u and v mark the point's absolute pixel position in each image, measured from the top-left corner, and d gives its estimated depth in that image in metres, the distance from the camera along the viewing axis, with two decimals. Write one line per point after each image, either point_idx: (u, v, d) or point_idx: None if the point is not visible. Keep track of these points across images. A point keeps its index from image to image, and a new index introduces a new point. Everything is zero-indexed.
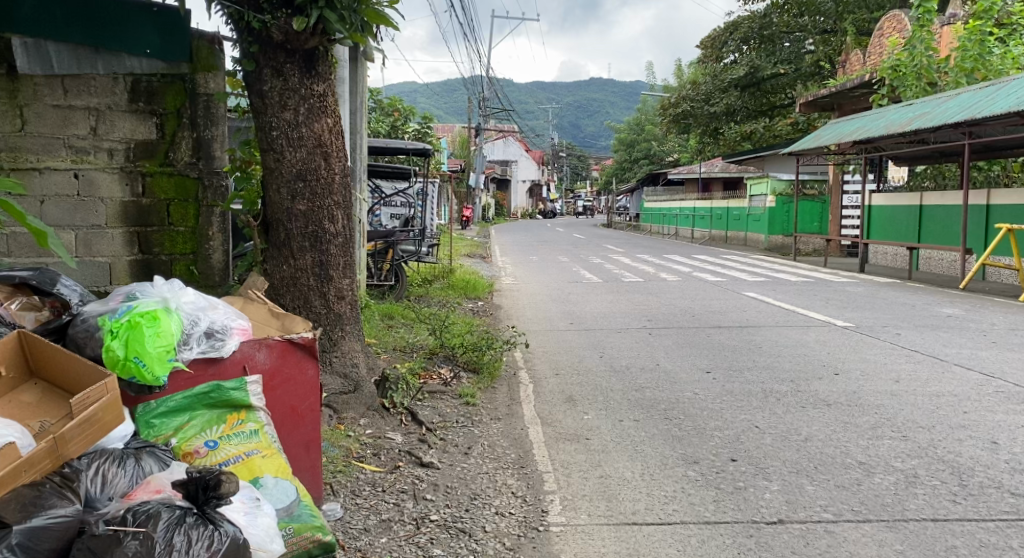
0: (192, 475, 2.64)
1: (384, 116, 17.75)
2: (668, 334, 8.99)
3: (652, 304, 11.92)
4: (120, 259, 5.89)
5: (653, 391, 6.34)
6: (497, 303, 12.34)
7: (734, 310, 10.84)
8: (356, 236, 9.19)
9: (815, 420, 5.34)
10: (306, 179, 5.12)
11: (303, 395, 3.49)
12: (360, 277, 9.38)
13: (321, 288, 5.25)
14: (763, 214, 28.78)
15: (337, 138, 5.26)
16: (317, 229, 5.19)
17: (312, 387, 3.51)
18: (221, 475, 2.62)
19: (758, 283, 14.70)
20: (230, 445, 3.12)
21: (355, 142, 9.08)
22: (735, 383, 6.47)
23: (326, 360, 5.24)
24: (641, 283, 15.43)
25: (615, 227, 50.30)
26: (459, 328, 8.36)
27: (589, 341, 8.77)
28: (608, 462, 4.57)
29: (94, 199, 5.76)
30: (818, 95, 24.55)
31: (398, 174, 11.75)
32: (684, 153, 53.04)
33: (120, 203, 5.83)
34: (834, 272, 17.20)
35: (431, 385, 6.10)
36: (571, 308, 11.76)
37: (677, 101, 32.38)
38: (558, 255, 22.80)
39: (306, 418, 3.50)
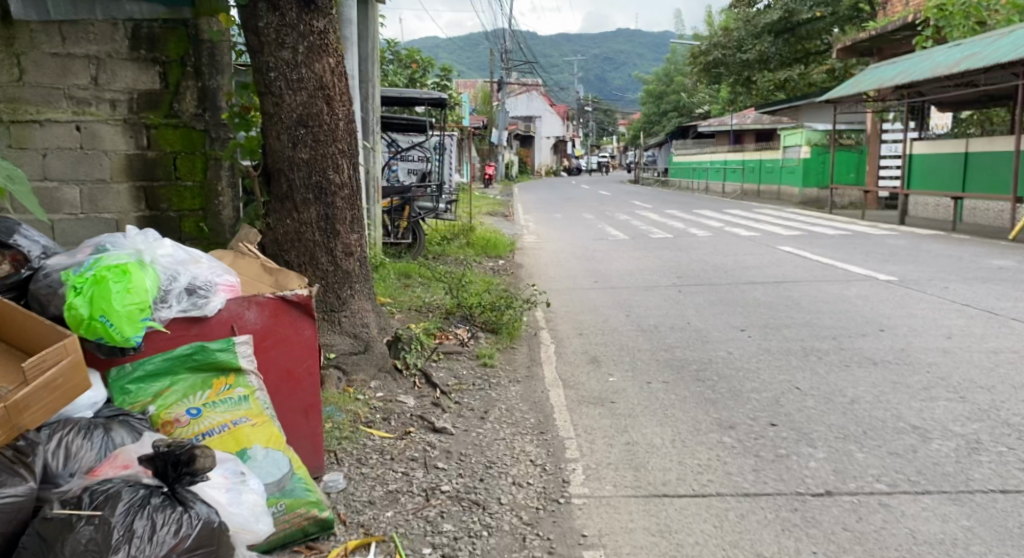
0: (161, 450, 2.42)
1: (402, 69, 17.31)
2: (698, 290, 8.62)
3: (682, 260, 11.52)
4: (127, 216, 5.59)
5: (684, 350, 5.98)
6: (520, 261, 12.01)
7: (769, 264, 10.39)
8: (369, 190, 8.93)
9: (860, 382, 4.95)
10: (308, 124, 4.86)
11: (301, 356, 3.12)
12: (376, 232, 9.12)
13: (327, 243, 5.02)
14: (797, 167, 27.99)
15: (339, 80, 4.99)
16: (320, 180, 4.94)
17: (310, 348, 3.13)
18: (194, 449, 2.40)
19: (792, 237, 14.19)
20: (215, 413, 2.77)
21: (368, 91, 8.82)
22: (771, 342, 6.10)
23: (335, 320, 5.00)
24: (671, 238, 14.98)
25: (643, 183, 49.51)
26: (477, 287, 8.09)
27: (616, 299, 8.41)
28: (636, 428, 4.22)
29: (98, 152, 5.45)
30: (857, 39, 23.84)
31: (414, 126, 11.40)
32: (714, 106, 51.97)
33: (125, 156, 5.51)
34: (873, 225, 16.57)
35: (447, 346, 5.87)
36: (597, 265, 11.38)
37: (707, 49, 31.55)
38: (583, 213, 22.32)
39: (304, 382, 3.14)
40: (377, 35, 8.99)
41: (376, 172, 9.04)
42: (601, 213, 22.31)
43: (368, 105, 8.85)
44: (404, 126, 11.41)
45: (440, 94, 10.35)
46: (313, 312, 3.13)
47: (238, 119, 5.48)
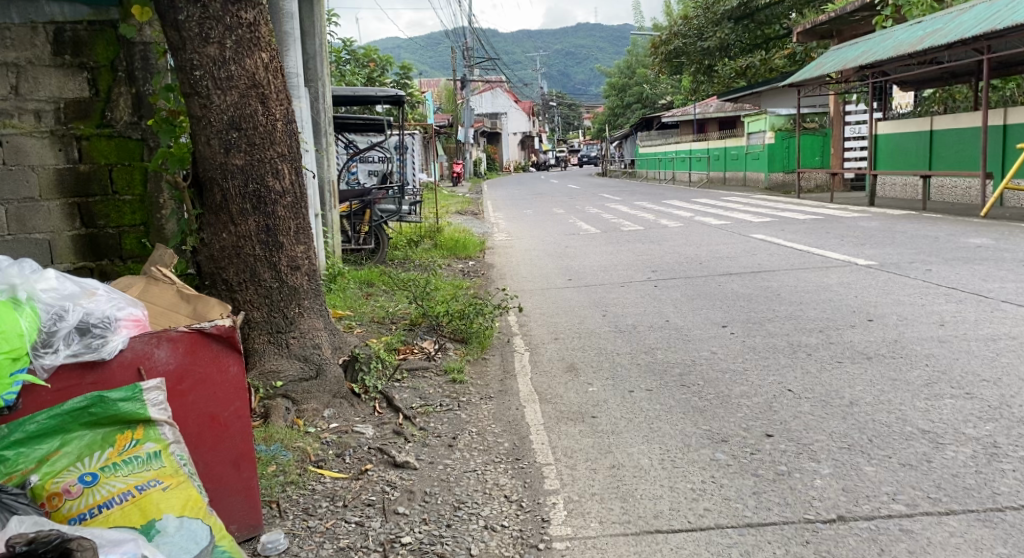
0: (23, 544, 2.15)
1: (359, 68, 16.77)
2: (674, 285, 8.25)
3: (655, 253, 11.16)
4: (61, 235, 5.32)
5: (664, 353, 5.58)
6: (489, 262, 11.59)
7: (745, 254, 10.06)
8: (325, 195, 8.52)
9: (858, 379, 4.58)
10: (241, 128, 4.41)
11: (226, 399, 2.84)
12: (334, 239, 8.64)
13: (270, 257, 4.56)
14: (762, 152, 27.84)
15: (276, 78, 4.54)
16: (258, 187, 4.49)
17: (235, 387, 2.87)
18: (68, 543, 2.17)
19: (765, 224, 13.90)
20: (115, 478, 2.54)
21: (319, 91, 8.45)
22: (756, 338, 5.72)
23: (282, 342, 4.58)
24: (642, 230, 14.63)
25: (609, 175, 49.26)
26: (443, 293, 7.62)
27: (590, 298, 8.01)
28: (620, 447, 3.81)
29: (23, 167, 5.18)
30: (817, 22, 23.77)
31: (371, 125, 10.92)
32: (677, 95, 51.88)
33: (54, 170, 5.25)
34: (844, 207, 16.37)
35: (412, 362, 5.43)
36: (568, 263, 10.97)
37: (668, 37, 31.40)
38: (552, 208, 21.93)
39: (231, 428, 2.87)
40: (325, 30, 8.57)
41: (331, 174, 8.65)
42: (571, 207, 21.94)
43: (320, 103, 8.46)
44: (360, 125, 10.92)
45: (396, 91, 9.91)
46: (238, 346, 2.87)
47: (167, 126, 4.99)
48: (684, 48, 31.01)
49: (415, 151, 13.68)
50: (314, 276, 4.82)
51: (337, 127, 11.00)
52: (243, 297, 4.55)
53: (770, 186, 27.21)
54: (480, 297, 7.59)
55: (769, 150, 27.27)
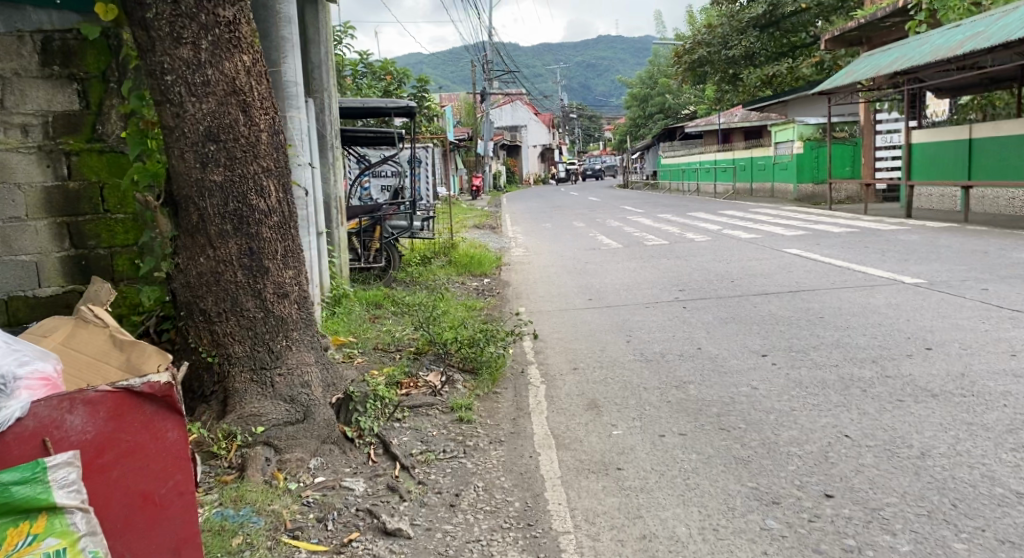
0: None
1: (375, 81, 16.31)
2: (704, 306, 7.66)
3: (682, 269, 10.58)
4: (48, 256, 4.83)
5: (698, 387, 5.00)
6: (506, 280, 11.07)
7: (779, 271, 9.46)
8: (331, 210, 8.08)
9: (925, 421, 3.98)
10: (219, 139, 3.92)
11: (159, 478, 2.68)
12: (342, 257, 8.16)
13: (253, 284, 4.06)
14: (790, 162, 27.12)
15: (260, 83, 4.04)
16: (240, 207, 4.01)
17: (172, 459, 2.70)
18: None
19: (797, 237, 13.25)
20: None
21: (326, 101, 7.97)
22: (801, 370, 5.12)
23: (266, 380, 4.06)
24: (666, 245, 14.04)
25: (632, 187, 48.66)
26: (454, 317, 7.08)
27: (613, 320, 7.44)
28: (651, 510, 3.26)
29: (8, 186, 4.70)
30: (845, 29, 23.12)
31: (382, 139, 10.42)
32: (701, 105, 51.25)
33: (42, 188, 4.78)
34: (880, 219, 15.67)
35: (415, 397, 4.89)
36: (590, 280, 10.41)
37: (692, 47, 30.85)
38: (573, 222, 21.36)
39: (166, 509, 2.71)
40: (330, 35, 8.13)
41: (337, 189, 8.19)
42: (592, 221, 21.39)
43: (325, 112, 7.97)
44: (371, 139, 10.42)
45: (408, 102, 9.41)
46: (176, 409, 2.70)
47: (139, 137, 4.55)
48: (708, 57, 30.38)
49: (429, 164, 13.18)
50: (305, 303, 4.31)
51: (346, 140, 10.50)
52: (223, 329, 4.06)
53: (798, 197, 26.47)
54: (493, 322, 7.05)
55: (796, 161, 26.54)
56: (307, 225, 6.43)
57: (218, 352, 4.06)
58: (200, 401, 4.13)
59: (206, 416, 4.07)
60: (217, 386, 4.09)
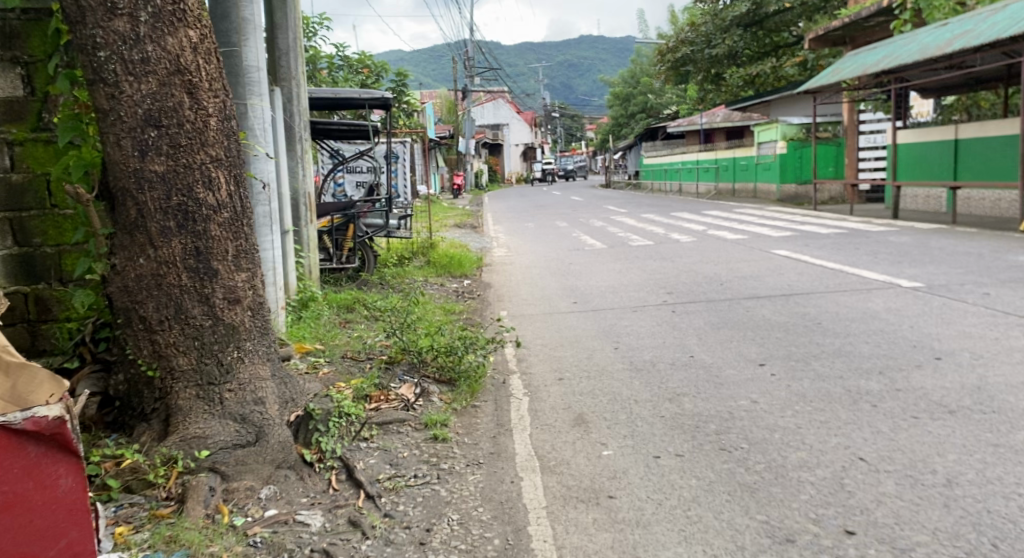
0: None
1: (353, 74, 15.81)
2: (695, 310, 7.28)
3: (669, 272, 10.21)
4: None
5: (693, 401, 4.60)
6: (487, 281, 10.65)
7: (770, 273, 9.11)
8: (300, 205, 7.69)
9: (946, 442, 3.60)
10: (160, 123, 3.49)
11: (46, 535, 2.38)
12: (311, 257, 7.74)
13: (201, 288, 3.62)
14: (773, 163, 26.90)
15: (208, 62, 3.62)
16: (183, 201, 3.57)
17: (64, 511, 2.40)
18: None
19: (784, 239, 12.94)
20: None
21: (293, 90, 7.63)
22: (804, 382, 4.74)
23: (214, 396, 3.62)
24: (651, 246, 13.68)
25: (614, 187, 48.41)
26: (430, 322, 6.67)
27: (599, 326, 7.03)
28: (649, 550, 2.88)
29: None
30: (829, 28, 22.89)
31: (355, 131, 9.95)
32: (683, 104, 51.06)
33: None
34: (868, 220, 15.40)
35: (385, 413, 4.49)
36: (573, 282, 10.02)
37: (675, 45, 30.57)
38: (556, 221, 20.99)
39: None
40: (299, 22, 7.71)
41: (309, 184, 7.78)
42: (575, 220, 21.05)
43: (295, 103, 7.64)
44: (343, 132, 9.94)
45: (383, 93, 8.95)
46: (68, 452, 2.39)
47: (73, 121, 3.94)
48: (692, 56, 30.19)
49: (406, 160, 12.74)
50: (261, 310, 3.88)
51: (316, 132, 10.00)
52: (165, 339, 3.61)
53: (782, 198, 26.26)
54: (472, 328, 6.64)
55: (780, 161, 26.31)
56: (268, 220, 5.97)
57: (160, 365, 3.62)
58: (140, 421, 3.67)
59: (146, 438, 3.60)
60: (159, 404, 3.64)
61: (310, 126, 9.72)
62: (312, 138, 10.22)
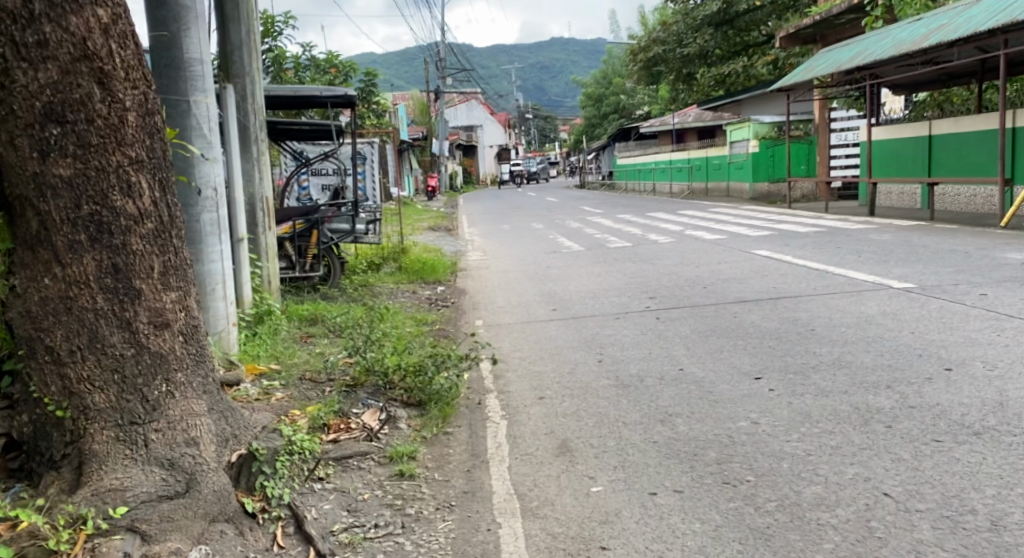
0: None
1: (320, 75, 15.24)
2: (681, 317, 6.87)
3: (650, 275, 9.81)
4: None
5: (688, 423, 4.17)
6: (461, 287, 10.20)
7: (754, 275, 8.72)
8: (257, 210, 7.10)
9: (979, 473, 3.19)
10: (64, 119, 3.17)
11: None
12: (269, 266, 7.19)
13: (120, 311, 3.33)
14: (746, 161, 26.67)
15: (124, 47, 3.32)
16: (96, 210, 3.27)
17: None
18: None
19: (764, 238, 12.60)
20: None
21: (247, 87, 7.06)
22: (807, 398, 4.32)
23: (137, 438, 3.27)
24: (629, 247, 13.29)
25: (587, 187, 48.13)
26: (396, 337, 6.21)
27: (579, 335, 6.59)
28: None
29: None
30: (801, 26, 22.68)
31: (318, 131, 9.38)
32: (655, 104, 50.87)
33: None
34: (845, 218, 15.15)
35: (345, 446, 4.05)
36: (551, 287, 9.59)
37: (646, 44, 30.28)
38: (530, 223, 20.60)
39: None
40: (253, 14, 7.13)
41: (269, 189, 7.24)
42: (550, 221, 20.62)
43: (252, 101, 7.10)
44: (305, 132, 9.37)
45: (347, 90, 8.39)
46: None
47: None
48: (663, 55, 29.90)
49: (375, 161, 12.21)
50: (193, 333, 3.59)
51: (277, 132, 9.42)
52: (77, 372, 3.26)
53: (755, 196, 26.05)
54: (443, 343, 6.19)
55: (753, 159, 26.10)
56: (216, 228, 5.41)
57: (72, 402, 3.24)
58: (49, 468, 3.29)
59: (54, 488, 3.20)
60: (70, 449, 3.26)
61: (269, 126, 9.14)
62: (272, 138, 9.65)
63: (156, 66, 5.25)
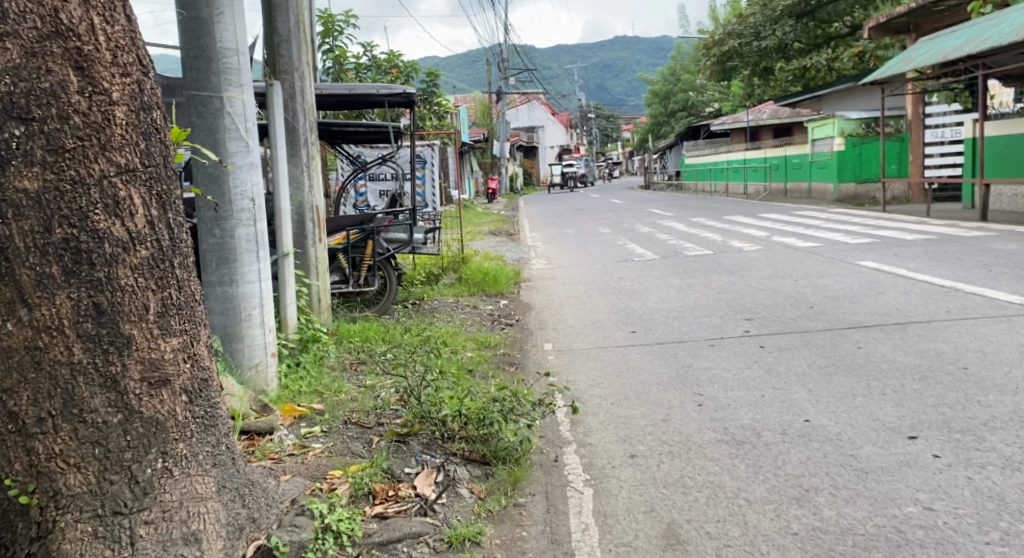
0: None
1: (380, 75, 14.57)
2: (790, 348, 5.89)
3: (740, 290, 8.80)
4: None
5: (834, 504, 3.23)
6: (526, 302, 9.39)
7: (866, 297, 7.66)
8: (306, 222, 6.36)
9: None
10: (28, 115, 2.30)
11: None
12: (319, 284, 6.47)
13: (103, 367, 2.45)
14: (829, 161, 25.19)
15: (111, 21, 2.45)
16: (71, 234, 2.38)
17: None
18: None
19: (863, 249, 11.43)
20: None
21: (296, 85, 6.36)
22: (995, 474, 3.33)
23: (121, 535, 2.48)
24: (709, 256, 12.24)
25: (654, 188, 46.88)
26: (455, 370, 5.37)
27: (669, 368, 5.66)
28: None
29: None
30: (896, 14, 21.32)
31: (375, 134, 8.65)
32: (726, 102, 49.25)
33: None
34: (954, 224, 13.80)
35: (391, 522, 3.24)
36: (628, 302, 8.68)
37: (721, 38, 28.92)
38: (597, 227, 19.67)
39: None
40: (302, 5, 6.39)
41: (319, 197, 6.53)
42: (619, 225, 19.63)
43: (302, 100, 6.41)
44: (362, 134, 8.64)
45: (406, 89, 7.61)
46: None
47: None
48: (739, 49, 28.39)
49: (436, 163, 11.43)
50: (201, 389, 2.73)
51: (332, 135, 8.70)
52: (46, 446, 2.42)
53: (839, 198, 24.58)
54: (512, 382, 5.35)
55: (836, 159, 24.60)
56: (254, 242, 4.63)
57: (40, 486, 2.42)
58: None
59: None
60: (37, 546, 2.45)
61: (324, 128, 8.41)
62: (327, 141, 8.94)
63: (185, 57, 4.49)
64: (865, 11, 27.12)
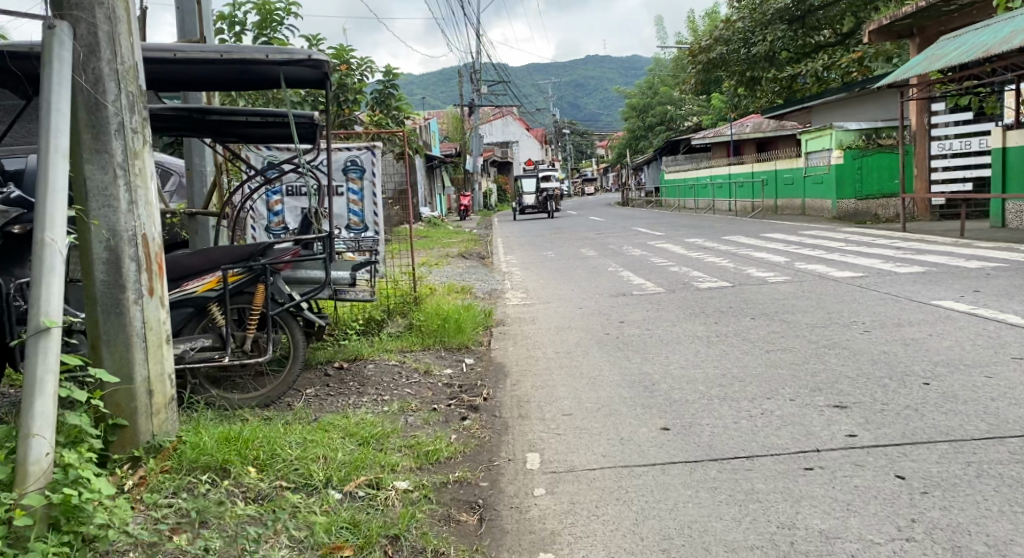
0: None
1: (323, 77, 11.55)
2: (953, 486, 3.39)
3: (797, 348, 6.30)
4: None
5: None
6: (497, 360, 6.84)
7: (999, 367, 5.16)
8: (127, 265, 3.77)
9: None
10: None
11: None
12: (153, 369, 3.86)
13: None
14: (828, 175, 22.89)
15: None
16: None
17: None
18: None
19: (925, 283, 8.99)
20: None
21: (100, 33, 3.67)
22: None
23: None
24: (728, 289, 9.74)
25: (633, 206, 44.66)
26: None
27: (757, 535, 3.10)
28: None
29: None
30: (898, 14, 19.35)
31: (278, 127, 6.03)
32: (706, 115, 47.32)
33: None
34: (1012, 248, 11.51)
35: None
36: (641, 367, 6.14)
37: (708, 44, 26.23)
38: (580, 249, 17.15)
39: None
40: None
41: (149, 218, 3.89)
42: (604, 247, 17.16)
43: (115, 54, 3.72)
44: (258, 128, 6.02)
45: (312, 54, 5.02)
46: None
47: None
48: (726, 57, 26.00)
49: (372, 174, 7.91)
50: None
51: (215, 129, 6.06)
52: None
53: (840, 216, 22.21)
54: None
55: (837, 173, 22.24)
56: None
57: None
58: None
59: None
60: None
61: (198, 117, 5.78)
62: (211, 138, 6.30)
63: None
64: (862, 14, 25.11)
